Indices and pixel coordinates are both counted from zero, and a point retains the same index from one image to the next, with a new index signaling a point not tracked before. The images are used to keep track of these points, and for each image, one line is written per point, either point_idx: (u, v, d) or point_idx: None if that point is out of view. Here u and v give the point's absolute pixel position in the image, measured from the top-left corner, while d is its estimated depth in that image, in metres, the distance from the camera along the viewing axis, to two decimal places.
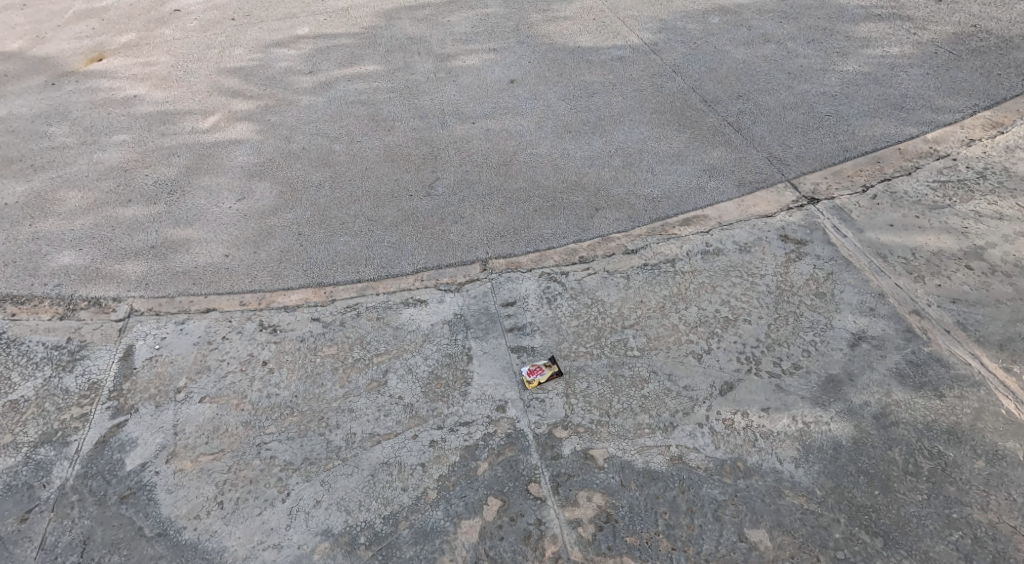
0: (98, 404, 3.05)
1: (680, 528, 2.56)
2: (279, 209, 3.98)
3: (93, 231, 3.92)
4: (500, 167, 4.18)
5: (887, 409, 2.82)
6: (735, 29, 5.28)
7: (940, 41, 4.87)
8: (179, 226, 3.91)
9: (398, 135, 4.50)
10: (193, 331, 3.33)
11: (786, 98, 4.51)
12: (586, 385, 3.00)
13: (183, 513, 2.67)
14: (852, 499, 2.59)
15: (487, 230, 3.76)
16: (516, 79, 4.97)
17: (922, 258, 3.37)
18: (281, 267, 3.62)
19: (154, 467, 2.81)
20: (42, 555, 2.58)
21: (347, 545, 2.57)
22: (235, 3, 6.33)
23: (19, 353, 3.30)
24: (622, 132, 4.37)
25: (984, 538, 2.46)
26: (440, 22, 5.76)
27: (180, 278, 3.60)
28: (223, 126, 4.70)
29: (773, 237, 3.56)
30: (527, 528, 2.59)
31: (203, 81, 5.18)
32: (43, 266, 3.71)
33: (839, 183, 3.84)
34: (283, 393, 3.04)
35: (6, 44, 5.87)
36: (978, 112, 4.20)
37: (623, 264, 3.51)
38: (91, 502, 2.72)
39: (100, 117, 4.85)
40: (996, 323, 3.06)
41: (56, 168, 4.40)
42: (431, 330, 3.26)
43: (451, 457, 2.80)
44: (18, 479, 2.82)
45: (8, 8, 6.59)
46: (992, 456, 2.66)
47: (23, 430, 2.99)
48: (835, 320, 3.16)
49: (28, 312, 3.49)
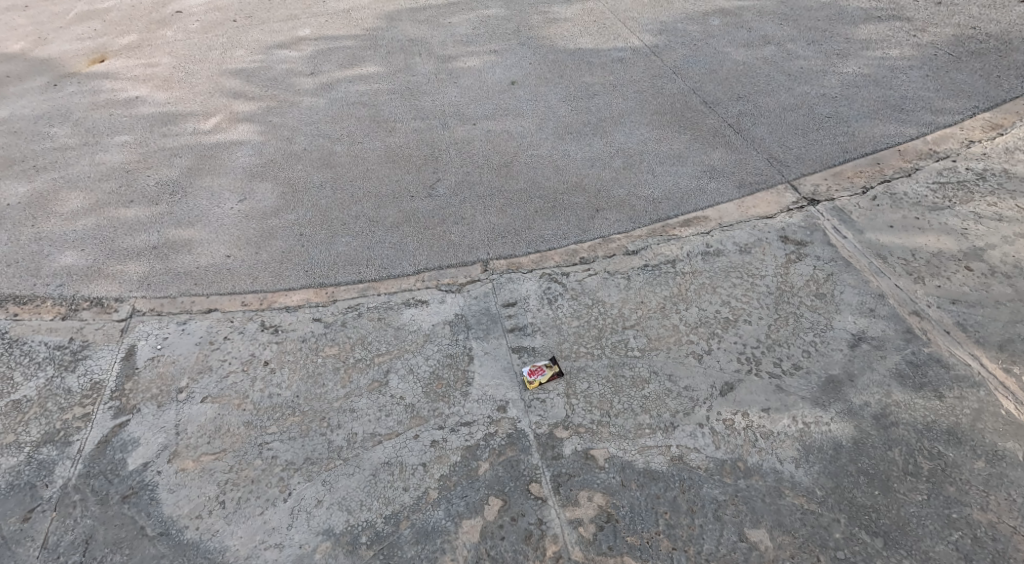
0: (100, 404, 3.06)
1: (680, 528, 2.57)
2: (281, 210, 3.99)
3: (95, 231, 3.93)
4: (501, 169, 4.19)
5: (887, 410, 2.83)
6: (736, 31, 5.30)
7: (939, 43, 4.88)
8: (181, 226, 3.92)
9: (400, 136, 4.51)
10: (195, 332, 3.34)
11: (786, 99, 4.52)
12: (587, 385, 3.01)
13: (185, 513, 2.68)
14: (852, 499, 2.60)
15: (488, 231, 3.77)
16: (517, 81, 4.98)
17: (922, 259, 3.38)
18: (282, 268, 3.63)
19: (156, 467, 2.82)
20: (44, 555, 2.59)
21: (348, 544, 2.57)
22: (237, 4, 6.34)
23: (22, 353, 3.31)
24: (622, 134, 4.38)
25: (983, 538, 2.47)
26: (441, 24, 5.77)
27: (182, 278, 3.61)
28: (225, 127, 4.71)
29: (773, 238, 3.57)
30: (528, 528, 2.60)
31: (204, 83, 5.19)
32: (45, 266, 3.72)
33: (839, 184, 3.85)
34: (285, 393, 3.05)
35: (8, 45, 5.89)
36: (978, 114, 4.21)
37: (624, 264, 3.52)
38: (93, 502, 2.72)
39: (102, 118, 4.86)
40: (995, 324, 3.07)
41: (59, 168, 4.41)
42: (432, 330, 3.27)
43: (452, 457, 2.80)
44: (20, 479, 2.82)
45: (10, 9, 6.61)
46: (991, 457, 2.67)
47: (26, 429, 3.00)
48: (835, 321, 3.17)
49: (30, 312, 3.50)
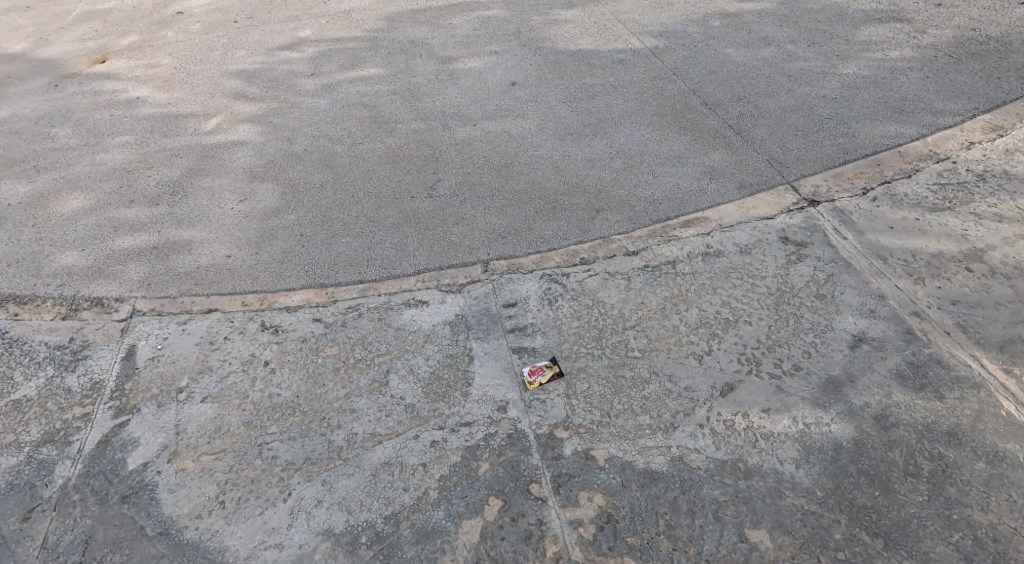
0: (100, 404, 3.06)
1: (680, 529, 2.56)
2: (281, 210, 3.99)
3: (96, 231, 3.93)
4: (501, 169, 4.20)
5: (887, 411, 2.83)
6: (736, 32, 5.30)
7: (939, 44, 4.88)
8: (182, 226, 3.92)
9: (400, 137, 4.52)
10: (195, 331, 3.34)
11: (786, 100, 4.52)
12: (587, 386, 3.01)
13: (185, 513, 2.68)
14: (852, 500, 2.60)
15: (488, 232, 3.77)
16: (517, 82, 4.99)
17: (922, 260, 3.38)
18: (283, 268, 3.63)
19: (156, 467, 2.82)
20: (44, 555, 2.59)
21: (348, 545, 2.57)
22: (237, 5, 6.35)
23: (22, 353, 3.31)
24: (623, 134, 4.39)
25: (984, 540, 2.46)
26: (442, 25, 5.78)
27: (183, 278, 3.61)
28: (226, 127, 4.72)
29: (774, 239, 3.58)
30: (528, 528, 2.59)
31: (205, 83, 5.20)
32: (46, 266, 3.73)
33: (839, 185, 3.85)
34: (285, 393, 3.05)
35: (9, 46, 5.89)
36: (978, 115, 4.21)
37: (624, 265, 3.52)
38: (93, 502, 2.72)
39: (103, 119, 4.87)
40: (996, 325, 3.07)
41: (60, 169, 4.42)
42: (433, 331, 3.27)
43: (452, 457, 2.80)
44: (20, 478, 2.82)
45: (11, 10, 6.62)
46: (992, 458, 2.67)
47: (26, 429, 3.00)
48: (835, 321, 3.17)
49: (31, 312, 3.50)
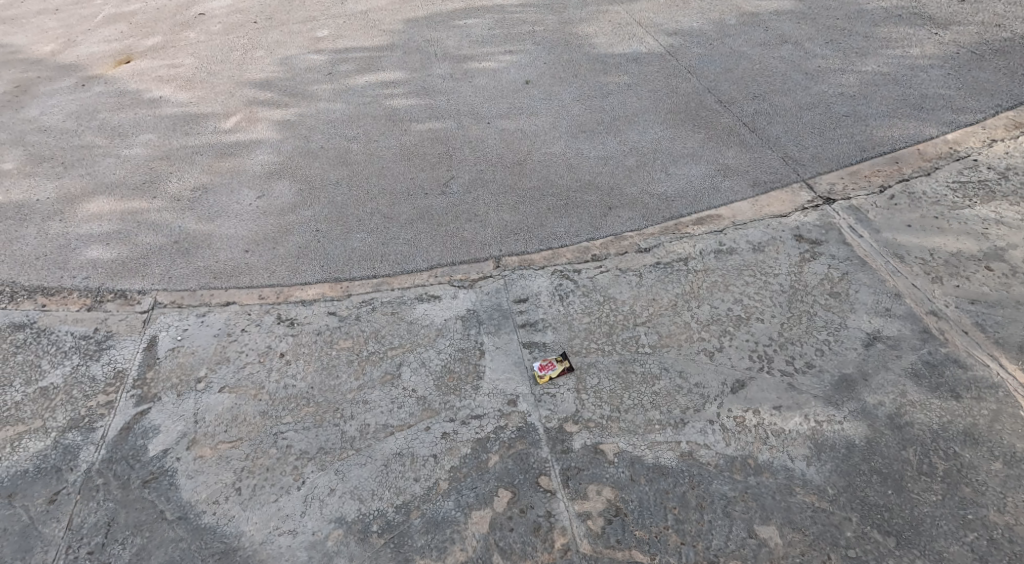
0: (123, 392, 3.15)
1: (689, 523, 2.57)
2: (299, 206, 4.07)
3: (121, 226, 4.04)
4: (514, 166, 4.23)
5: (901, 409, 2.82)
6: (753, 29, 5.28)
7: (962, 40, 4.82)
8: (202, 221, 4.02)
9: (415, 136, 4.57)
10: (213, 323, 3.42)
11: (803, 98, 4.50)
12: (597, 380, 3.03)
13: (203, 498, 2.75)
14: (864, 498, 2.58)
15: (502, 228, 3.81)
16: (531, 80, 5.02)
17: (941, 258, 3.35)
18: (298, 263, 3.70)
19: (175, 454, 2.89)
20: (69, 536, 2.67)
21: (359, 532, 2.62)
22: (258, 7, 6.46)
23: (48, 342, 3.41)
24: (637, 131, 4.40)
25: (999, 540, 2.44)
26: (458, 24, 5.82)
27: (203, 272, 3.69)
28: (245, 126, 4.81)
29: (787, 237, 3.56)
30: (537, 520, 2.62)
31: (226, 82, 5.31)
32: (73, 259, 3.84)
33: (856, 183, 3.83)
34: (300, 384, 3.11)
35: (37, 47, 6.06)
36: (1002, 113, 4.16)
37: (635, 262, 3.53)
38: (116, 486, 2.80)
39: (128, 118, 4.99)
40: (1015, 326, 3.03)
41: (86, 166, 4.53)
42: (445, 325, 3.31)
43: (463, 449, 2.84)
44: (46, 462, 2.91)
45: (41, 12, 6.81)
46: (1010, 458, 2.64)
47: (52, 415, 3.09)
48: (849, 320, 3.15)
49: (57, 303, 3.60)
